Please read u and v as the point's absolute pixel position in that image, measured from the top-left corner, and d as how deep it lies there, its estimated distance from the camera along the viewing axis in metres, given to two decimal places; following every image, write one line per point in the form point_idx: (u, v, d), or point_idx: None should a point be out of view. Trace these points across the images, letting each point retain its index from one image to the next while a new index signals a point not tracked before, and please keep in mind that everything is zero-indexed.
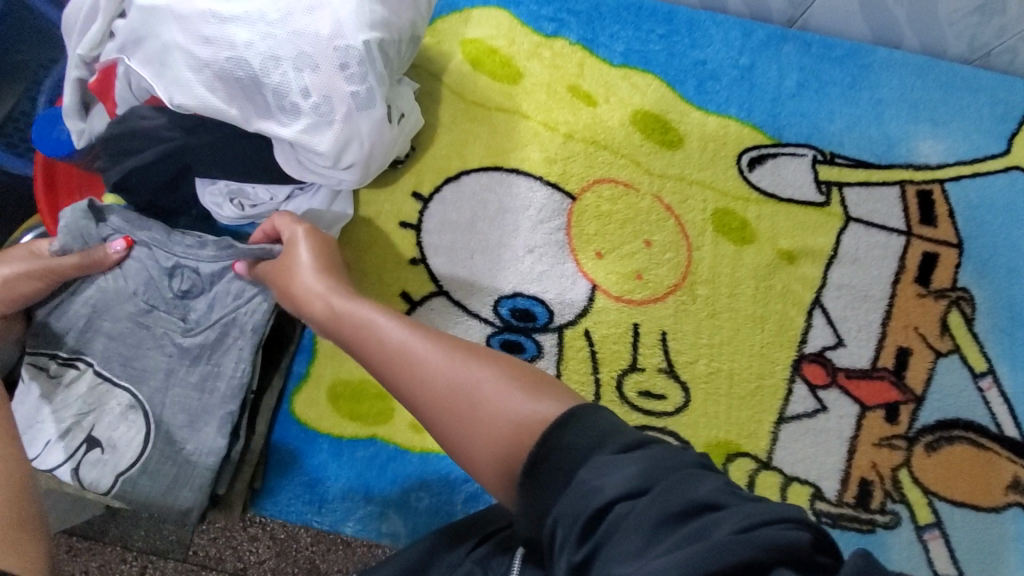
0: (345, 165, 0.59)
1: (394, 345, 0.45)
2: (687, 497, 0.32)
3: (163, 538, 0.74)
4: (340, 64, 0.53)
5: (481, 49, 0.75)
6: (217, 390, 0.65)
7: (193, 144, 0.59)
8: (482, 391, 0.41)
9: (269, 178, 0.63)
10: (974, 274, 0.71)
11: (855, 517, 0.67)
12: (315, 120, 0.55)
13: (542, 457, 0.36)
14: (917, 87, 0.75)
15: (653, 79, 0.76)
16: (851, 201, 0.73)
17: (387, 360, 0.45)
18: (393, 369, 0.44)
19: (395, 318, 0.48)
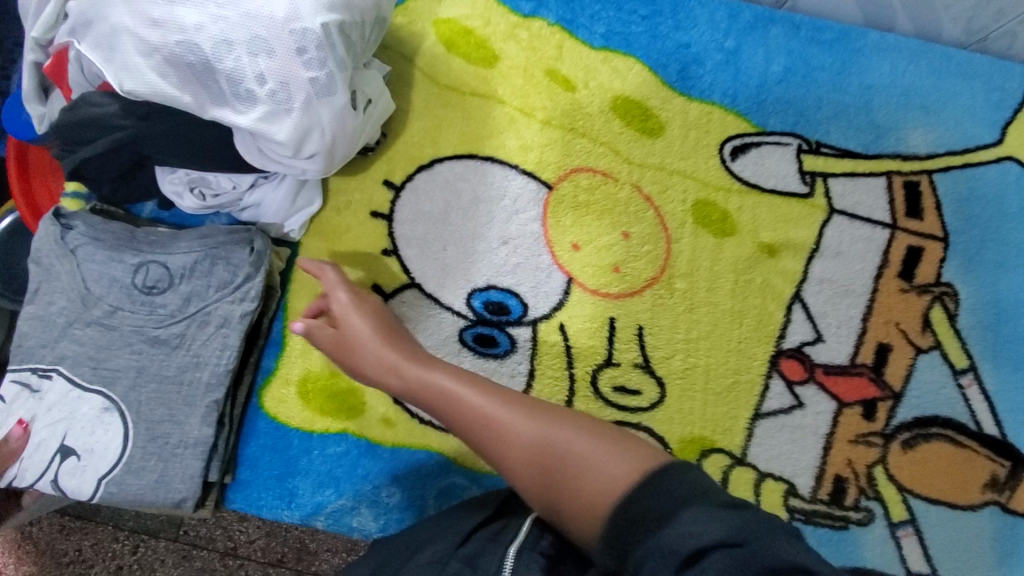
0: (308, 155, 0.58)
1: (483, 415, 0.48)
2: (779, 555, 0.33)
3: (153, 519, 0.75)
4: (296, 49, 0.52)
5: (454, 30, 0.73)
6: (179, 388, 0.64)
7: (148, 132, 0.58)
8: (574, 453, 0.43)
9: (233, 169, 0.63)
10: (961, 268, 0.69)
11: (829, 514, 0.67)
12: (272, 107, 0.53)
13: (629, 506, 0.37)
14: (910, 72, 0.72)
15: (635, 63, 0.73)
16: (836, 193, 0.71)
17: (477, 428, 0.48)
18: (484, 434, 0.47)
19: (465, 378, 0.52)
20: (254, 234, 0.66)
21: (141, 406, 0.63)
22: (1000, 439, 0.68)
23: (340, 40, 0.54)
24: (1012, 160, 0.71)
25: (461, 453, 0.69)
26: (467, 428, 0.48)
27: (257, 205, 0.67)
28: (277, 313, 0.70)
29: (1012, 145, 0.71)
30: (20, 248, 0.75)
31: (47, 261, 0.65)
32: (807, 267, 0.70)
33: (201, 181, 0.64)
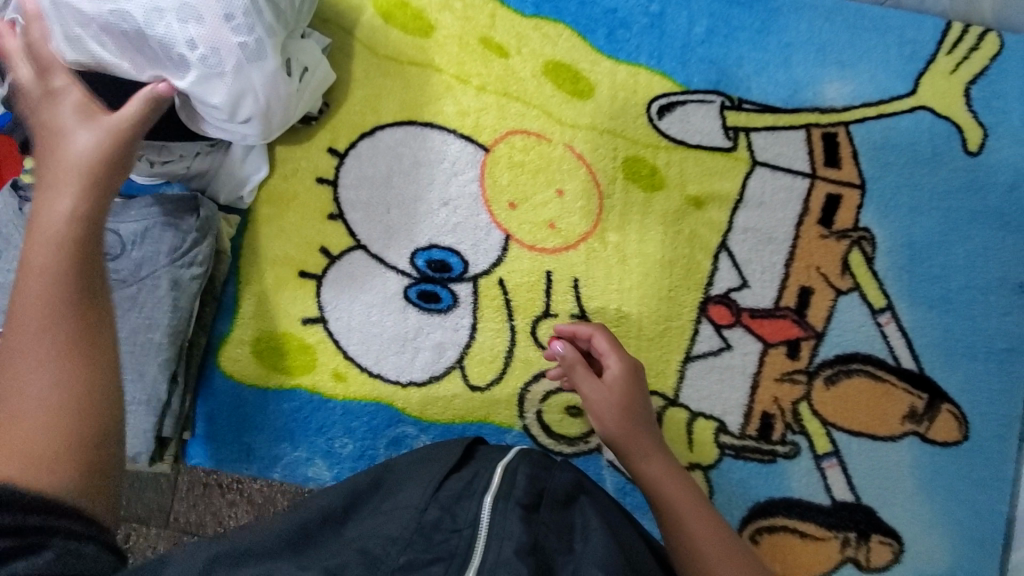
0: (246, 120, 0.62)
1: (664, 496, 0.61)
2: None
3: (144, 505, 0.74)
4: (226, 17, 0.56)
5: (392, 3, 0.77)
6: (131, 345, 0.66)
7: None
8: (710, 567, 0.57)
9: (179, 137, 0.66)
10: (877, 213, 0.73)
11: (757, 449, 0.71)
12: (205, 72, 0.57)
13: None
14: (825, 29, 0.76)
15: (565, 29, 0.77)
16: (757, 146, 0.75)
17: (659, 509, 0.61)
18: (665, 518, 0.60)
19: (691, 497, 0.61)
20: (202, 200, 0.70)
21: None
22: (918, 372, 0.71)
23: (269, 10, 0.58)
24: (924, 109, 0.75)
25: (408, 404, 0.72)
26: (684, 507, 0.60)
27: (205, 171, 0.70)
28: (229, 277, 0.73)
29: (924, 95, 0.75)
30: None
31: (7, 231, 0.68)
32: (733, 218, 0.74)
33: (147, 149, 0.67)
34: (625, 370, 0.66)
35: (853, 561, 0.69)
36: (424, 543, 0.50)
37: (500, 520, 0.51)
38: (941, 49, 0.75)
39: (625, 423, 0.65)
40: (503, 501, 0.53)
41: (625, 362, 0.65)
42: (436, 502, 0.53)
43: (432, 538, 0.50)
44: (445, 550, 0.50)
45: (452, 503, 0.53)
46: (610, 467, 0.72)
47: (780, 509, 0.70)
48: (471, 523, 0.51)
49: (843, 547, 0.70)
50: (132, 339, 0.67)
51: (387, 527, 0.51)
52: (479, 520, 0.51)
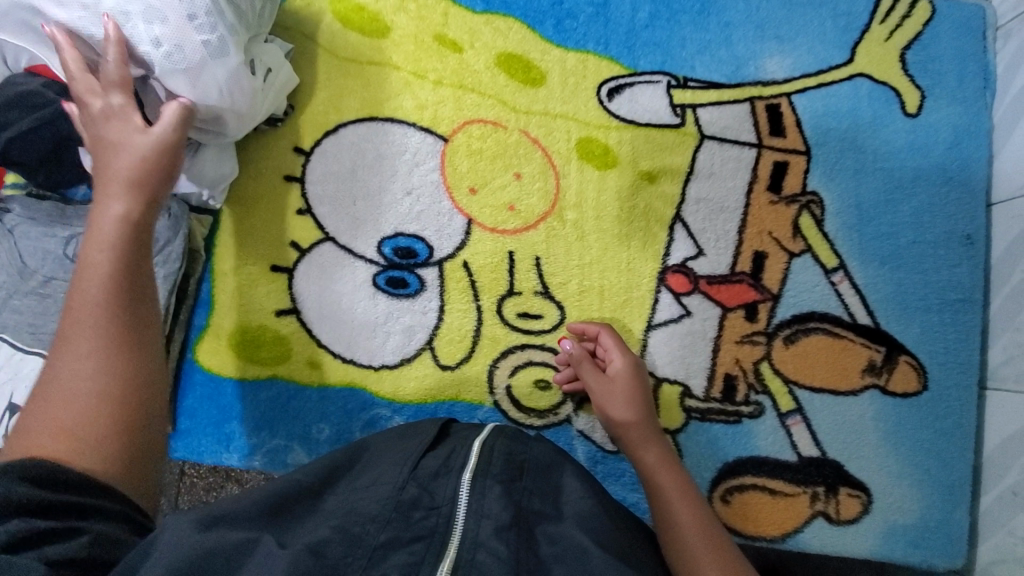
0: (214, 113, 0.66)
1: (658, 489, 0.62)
2: None
3: None
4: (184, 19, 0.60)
5: (349, 7, 0.80)
6: None
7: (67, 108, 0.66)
8: (693, 556, 0.56)
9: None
10: (823, 177, 0.76)
11: (722, 410, 0.73)
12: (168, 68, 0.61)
13: None
14: (762, 7, 0.80)
15: (514, 22, 0.80)
16: (705, 120, 0.78)
17: (652, 497, 0.62)
18: (656, 507, 0.61)
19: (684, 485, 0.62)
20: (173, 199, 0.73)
21: None
22: (874, 327, 0.74)
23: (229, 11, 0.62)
24: (863, 76, 0.78)
25: (381, 386, 0.75)
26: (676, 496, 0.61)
27: None
28: (204, 275, 0.77)
29: (861, 63, 0.78)
30: None
31: None
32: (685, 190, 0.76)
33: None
34: (628, 368, 0.69)
35: (823, 514, 0.71)
36: (404, 521, 0.48)
37: (479, 499, 0.51)
38: (874, 18, 0.79)
39: (631, 421, 0.67)
40: (482, 479, 0.53)
41: (628, 360, 0.69)
42: (415, 481, 0.52)
43: (411, 515, 0.49)
44: (425, 529, 0.49)
45: (430, 481, 0.52)
46: (579, 436, 0.74)
47: (749, 469, 0.72)
48: (449, 500, 0.51)
49: (812, 501, 0.71)
50: None
51: (367, 502, 0.49)
52: (458, 497, 0.51)
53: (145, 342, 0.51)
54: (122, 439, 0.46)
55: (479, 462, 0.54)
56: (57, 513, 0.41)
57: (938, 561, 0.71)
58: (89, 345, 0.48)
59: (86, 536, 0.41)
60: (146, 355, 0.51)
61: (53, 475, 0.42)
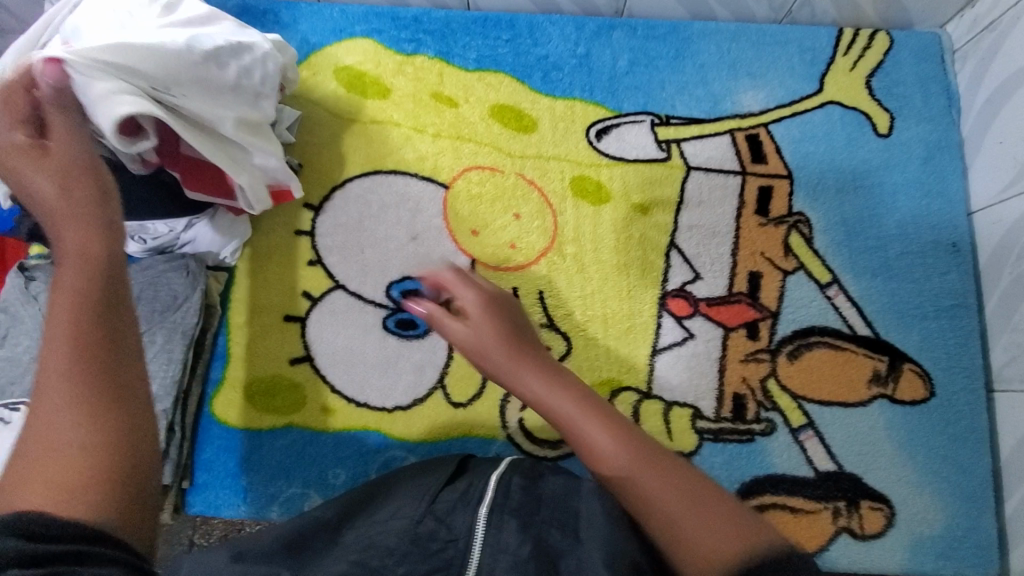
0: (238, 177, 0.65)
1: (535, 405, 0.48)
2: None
3: None
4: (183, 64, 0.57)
5: (352, 74, 0.86)
6: None
7: None
8: (642, 486, 0.41)
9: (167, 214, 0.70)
10: (808, 198, 0.80)
11: (735, 429, 0.73)
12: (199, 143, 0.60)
13: None
14: (733, 49, 0.86)
15: (505, 77, 0.86)
16: (690, 153, 0.82)
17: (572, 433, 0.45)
18: None
19: None
20: (189, 257, 0.76)
21: None
22: (874, 338, 0.75)
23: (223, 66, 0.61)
24: (834, 103, 0.83)
25: (394, 426, 0.76)
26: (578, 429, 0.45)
27: (193, 239, 0.74)
28: (220, 328, 0.79)
29: (830, 92, 0.83)
30: None
31: (14, 308, 0.75)
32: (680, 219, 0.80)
33: (139, 230, 0.71)
34: None
35: (847, 530, 0.70)
36: (421, 554, 0.49)
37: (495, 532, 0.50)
38: (837, 51, 0.85)
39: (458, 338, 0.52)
40: None
41: None
42: (432, 514, 0.51)
43: (428, 547, 0.49)
44: (441, 560, 0.49)
45: (448, 513, 0.52)
46: None
47: (766, 487, 0.71)
48: (467, 531, 0.50)
49: (835, 517, 0.70)
50: None
51: (384, 536, 0.50)
52: (476, 526, 0.50)
53: (136, 371, 0.37)
54: (120, 487, 0.33)
55: (497, 491, 0.53)
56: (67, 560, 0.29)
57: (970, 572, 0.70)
58: (64, 352, 0.35)
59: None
60: (139, 383, 0.37)
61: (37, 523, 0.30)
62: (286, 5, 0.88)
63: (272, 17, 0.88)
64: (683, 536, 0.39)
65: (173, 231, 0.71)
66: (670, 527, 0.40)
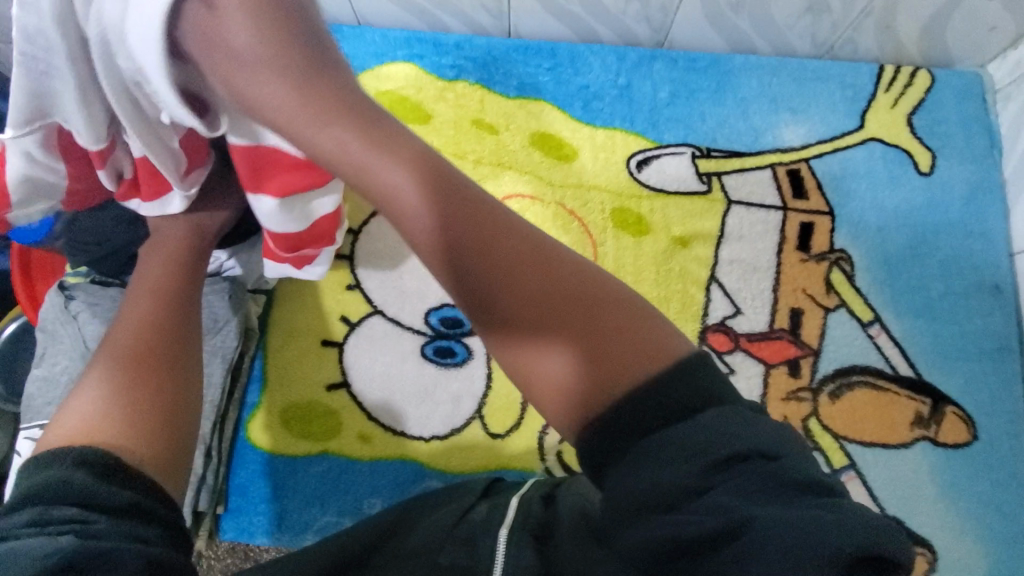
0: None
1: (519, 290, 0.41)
2: (807, 473, 0.32)
3: None
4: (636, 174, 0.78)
5: (393, 98, 0.86)
6: None
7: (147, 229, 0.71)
8: (596, 294, 0.40)
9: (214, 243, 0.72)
10: (849, 235, 0.80)
11: None
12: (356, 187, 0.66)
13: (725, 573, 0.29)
14: (774, 83, 0.86)
15: (545, 105, 0.86)
16: (730, 187, 0.82)
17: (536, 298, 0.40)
18: None
19: None
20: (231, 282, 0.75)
21: None
22: (916, 379, 0.75)
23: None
24: (875, 140, 0.83)
25: (430, 456, 0.75)
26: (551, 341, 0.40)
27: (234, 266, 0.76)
28: (257, 353, 0.79)
29: (872, 128, 0.83)
30: (25, 350, 0.88)
31: (53, 327, 0.75)
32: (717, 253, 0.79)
33: None
34: None
35: None
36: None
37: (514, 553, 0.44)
38: (879, 88, 0.85)
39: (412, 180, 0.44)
40: None
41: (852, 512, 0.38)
42: (453, 541, 0.49)
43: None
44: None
45: (466, 542, 0.48)
46: None
47: None
48: (488, 555, 0.46)
49: None
50: None
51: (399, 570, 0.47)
52: (497, 552, 0.45)
53: (179, 352, 0.52)
54: (164, 421, 0.47)
55: (517, 515, 0.48)
56: (106, 511, 0.38)
57: None
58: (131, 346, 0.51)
59: (139, 562, 0.36)
60: (180, 354, 0.52)
61: (98, 462, 0.41)
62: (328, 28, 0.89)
63: None
64: (566, 361, 0.38)
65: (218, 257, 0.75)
66: (636, 413, 0.35)
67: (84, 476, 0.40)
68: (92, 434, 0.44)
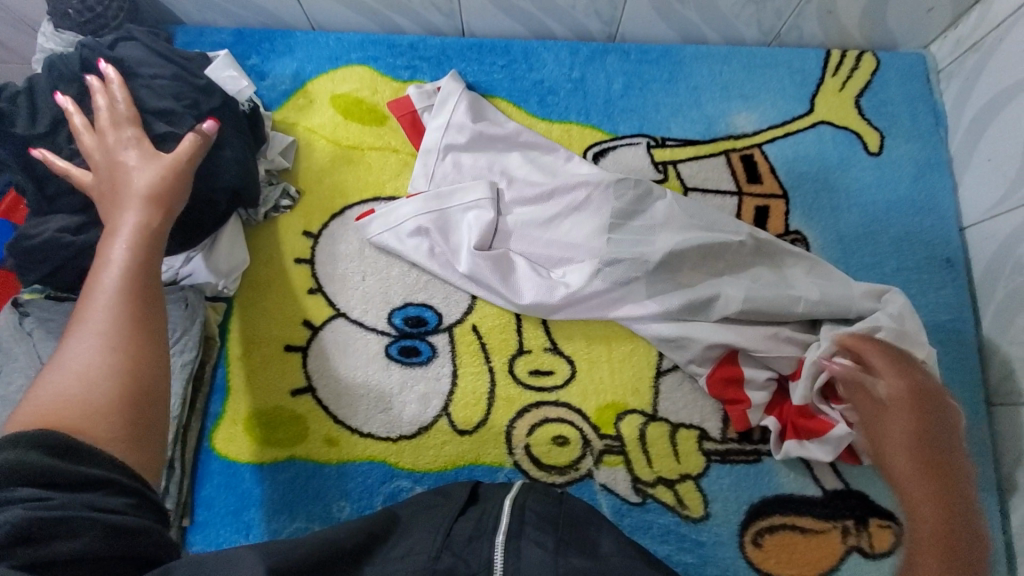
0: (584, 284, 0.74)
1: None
2: None
3: None
4: (611, 211, 0.76)
5: (349, 101, 0.87)
6: None
7: (94, 242, 0.69)
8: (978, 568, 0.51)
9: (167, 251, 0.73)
10: (804, 216, 0.81)
11: (741, 450, 0.74)
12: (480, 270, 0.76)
13: None
14: (724, 71, 0.87)
15: (501, 102, 0.87)
16: (686, 174, 0.83)
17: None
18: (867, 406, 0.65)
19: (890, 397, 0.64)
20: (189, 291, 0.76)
21: None
22: None
23: (511, 140, 0.81)
24: (824, 123, 0.85)
25: (400, 457, 0.75)
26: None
27: (191, 274, 0.76)
28: (219, 361, 0.78)
29: (821, 111, 0.85)
30: None
31: (7, 345, 0.73)
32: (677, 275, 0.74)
33: None
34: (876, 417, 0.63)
35: (857, 549, 0.70)
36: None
37: (514, 556, 0.51)
38: (826, 73, 0.86)
39: None
40: (515, 539, 0.52)
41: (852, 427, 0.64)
42: (448, 548, 0.51)
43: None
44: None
45: (465, 546, 0.52)
46: (603, 490, 0.73)
47: (775, 508, 0.72)
48: (486, 563, 0.50)
49: (844, 536, 0.71)
50: None
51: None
52: (494, 560, 0.50)
53: (155, 326, 0.51)
54: (133, 402, 0.47)
55: (511, 520, 0.54)
56: (69, 488, 0.40)
57: None
58: (106, 326, 0.49)
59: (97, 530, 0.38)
60: (156, 332, 0.51)
61: (72, 446, 0.41)
62: (281, 34, 0.90)
63: (269, 46, 0.89)
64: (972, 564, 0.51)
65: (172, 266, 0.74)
66: None
67: (41, 457, 0.39)
68: (66, 422, 0.43)
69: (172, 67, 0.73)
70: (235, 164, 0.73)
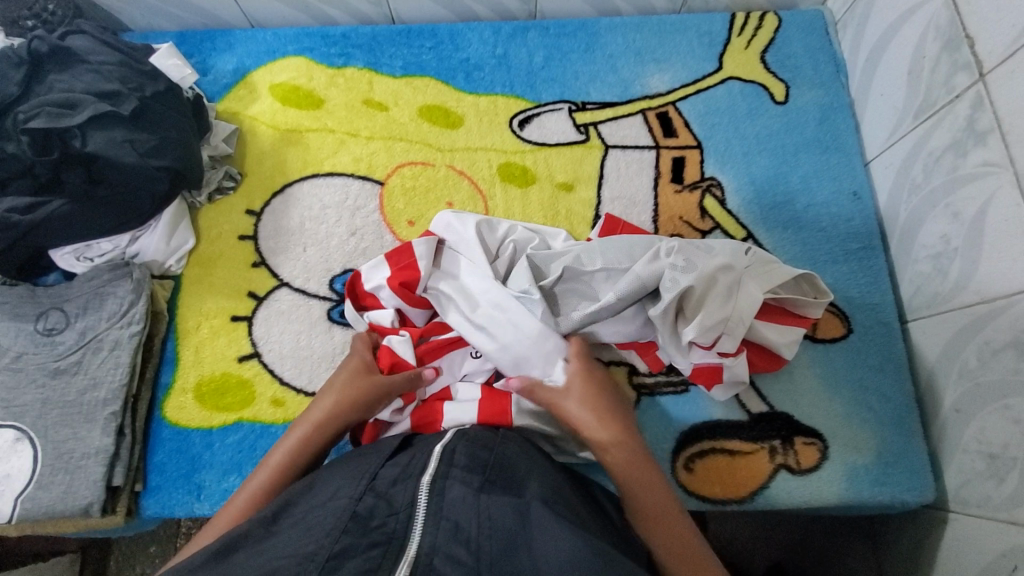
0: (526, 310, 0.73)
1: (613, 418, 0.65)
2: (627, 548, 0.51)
3: (143, 547, 0.95)
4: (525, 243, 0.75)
5: (287, 89, 0.92)
6: (98, 397, 0.73)
7: (36, 223, 0.72)
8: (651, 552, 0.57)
9: (107, 233, 0.77)
10: (718, 164, 0.86)
11: (669, 381, 0.77)
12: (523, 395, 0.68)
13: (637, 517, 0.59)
14: (638, 38, 0.93)
15: (430, 80, 0.92)
16: (606, 133, 0.89)
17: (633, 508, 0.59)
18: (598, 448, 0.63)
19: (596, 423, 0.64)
20: (133, 266, 0.79)
21: (49, 428, 0.72)
22: None
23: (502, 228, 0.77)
24: (733, 79, 0.90)
25: None
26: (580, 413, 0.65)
27: (139, 253, 0.81)
28: (169, 335, 0.81)
29: (729, 68, 0.90)
30: None
31: None
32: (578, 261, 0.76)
33: (85, 249, 0.78)
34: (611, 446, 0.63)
35: (785, 467, 0.72)
36: (360, 530, 0.43)
37: (438, 488, 0.47)
38: (732, 33, 0.92)
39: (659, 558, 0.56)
40: (441, 479, 0.48)
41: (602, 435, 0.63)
42: (371, 491, 0.47)
43: (368, 523, 0.44)
44: (383, 534, 0.43)
45: (388, 489, 0.48)
46: None
47: (705, 434, 0.74)
48: (407, 504, 0.46)
49: (772, 456, 0.73)
50: (95, 394, 0.73)
51: (323, 518, 0.44)
52: (417, 499, 0.46)
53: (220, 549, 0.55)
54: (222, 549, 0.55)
55: (439, 463, 0.50)
56: None
57: (908, 496, 0.71)
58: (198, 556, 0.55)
59: None
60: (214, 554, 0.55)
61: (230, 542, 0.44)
62: (221, 33, 0.95)
63: (210, 44, 0.95)
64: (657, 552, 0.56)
65: (115, 246, 0.79)
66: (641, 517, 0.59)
67: None
68: None
69: (118, 55, 0.80)
70: (176, 145, 0.77)
